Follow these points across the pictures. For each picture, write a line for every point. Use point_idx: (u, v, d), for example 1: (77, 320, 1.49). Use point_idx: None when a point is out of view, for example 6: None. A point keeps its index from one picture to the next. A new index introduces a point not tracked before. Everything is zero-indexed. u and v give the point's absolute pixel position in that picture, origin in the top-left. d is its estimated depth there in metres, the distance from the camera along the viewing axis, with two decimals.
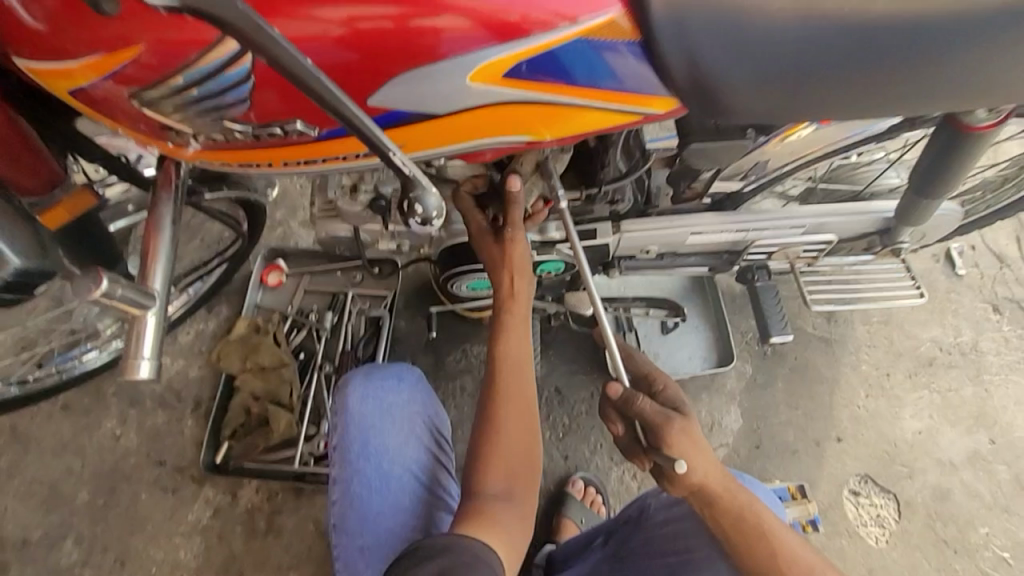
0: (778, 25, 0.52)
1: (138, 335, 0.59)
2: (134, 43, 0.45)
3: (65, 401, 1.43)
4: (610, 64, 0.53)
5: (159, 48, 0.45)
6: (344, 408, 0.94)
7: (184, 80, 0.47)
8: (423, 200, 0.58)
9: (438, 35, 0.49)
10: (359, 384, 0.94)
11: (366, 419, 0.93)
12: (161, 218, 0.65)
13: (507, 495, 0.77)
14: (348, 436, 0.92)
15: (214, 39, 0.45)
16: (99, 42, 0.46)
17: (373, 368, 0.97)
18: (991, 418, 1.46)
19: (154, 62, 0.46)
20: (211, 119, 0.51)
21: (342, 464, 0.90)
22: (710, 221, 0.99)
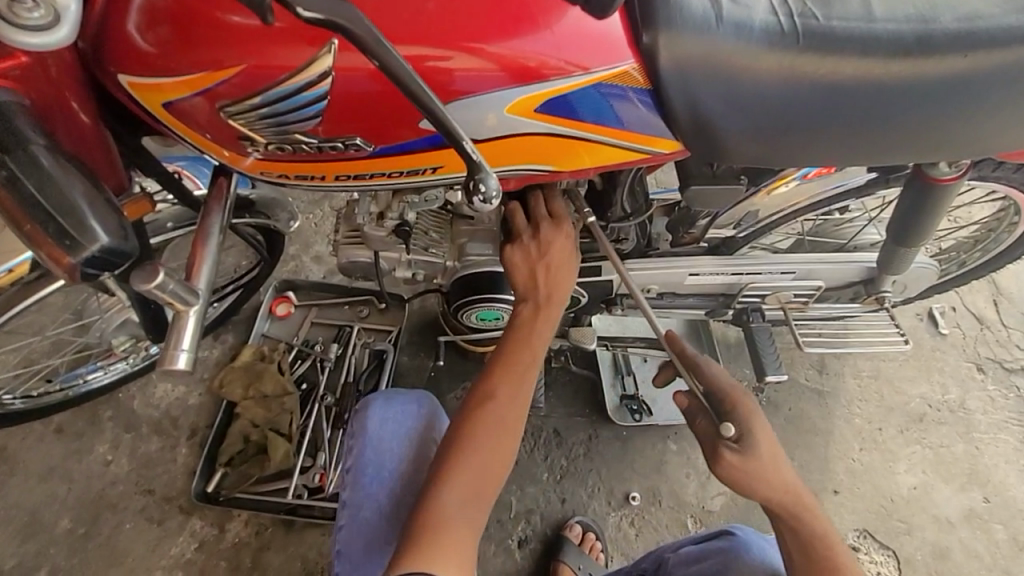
0: (768, 81, 0.58)
1: (180, 329, 0.63)
2: (234, 64, 0.52)
3: (59, 423, 1.42)
4: (627, 109, 0.61)
5: (250, 70, 0.52)
6: (361, 430, 0.91)
7: (264, 98, 0.53)
8: (484, 182, 0.51)
9: (450, 75, 0.56)
10: (380, 408, 0.92)
11: (383, 444, 0.90)
12: (210, 225, 0.71)
13: (467, 512, 0.72)
14: (363, 458, 0.89)
15: (299, 65, 0.51)
16: (200, 64, 0.52)
17: (395, 392, 0.95)
18: (984, 476, 1.48)
19: (243, 82, 0.52)
20: (280, 134, 0.56)
21: (354, 488, 0.88)
22: (707, 264, 1.07)
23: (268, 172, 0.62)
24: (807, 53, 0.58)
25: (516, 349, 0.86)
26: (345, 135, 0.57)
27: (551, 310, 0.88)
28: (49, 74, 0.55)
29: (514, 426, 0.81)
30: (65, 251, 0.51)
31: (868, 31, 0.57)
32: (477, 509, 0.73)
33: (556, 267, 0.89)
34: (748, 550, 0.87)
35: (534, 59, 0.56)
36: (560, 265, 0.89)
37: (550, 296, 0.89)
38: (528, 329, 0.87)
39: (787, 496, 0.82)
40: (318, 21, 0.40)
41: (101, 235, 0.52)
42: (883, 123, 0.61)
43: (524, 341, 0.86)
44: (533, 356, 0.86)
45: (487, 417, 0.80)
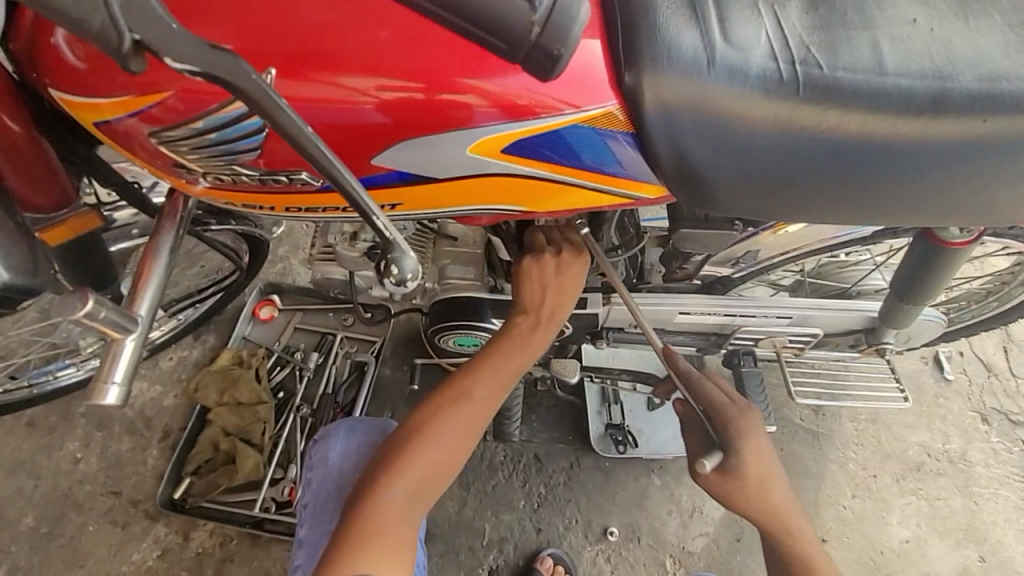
0: (762, 133, 0.53)
1: (113, 361, 0.58)
2: (166, 87, 0.47)
3: (31, 416, 1.39)
4: (607, 153, 0.56)
5: (186, 95, 0.47)
6: (322, 462, 0.88)
7: (203, 124, 0.49)
8: (399, 262, 0.48)
9: (469, 110, 0.51)
10: (340, 440, 0.89)
11: (344, 476, 0.87)
12: (160, 245, 0.67)
13: (406, 518, 0.71)
14: (323, 493, 0.86)
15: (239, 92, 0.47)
16: (132, 84, 0.48)
17: (357, 423, 0.91)
18: (981, 533, 1.41)
19: (179, 107, 0.48)
20: (223, 162, 0.52)
21: (314, 525, 0.85)
22: (699, 303, 1.01)
23: (214, 199, 0.57)
24: (807, 105, 0.52)
25: (500, 362, 0.83)
26: (291, 168, 0.52)
27: (548, 332, 0.86)
28: None
29: (475, 437, 0.79)
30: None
31: (876, 85, 0.52)
32: (414, 512, 0.72)
33: (566, 289, 0.86)
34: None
35: (505, 95, 0.51)
36: (571, 288, 0.86)
37: (551, 317, 0.86)
38: (517, 340, 0.85)
39: (773, 511, 0.84)
40: (188, 72, 0.37)
41: (0, 271, 0.55)
42: (887, 185, 0.55)
43: (506, 353, 0.84)
44: (514, 368, 0.84)
45: (455, 420, 0.78)
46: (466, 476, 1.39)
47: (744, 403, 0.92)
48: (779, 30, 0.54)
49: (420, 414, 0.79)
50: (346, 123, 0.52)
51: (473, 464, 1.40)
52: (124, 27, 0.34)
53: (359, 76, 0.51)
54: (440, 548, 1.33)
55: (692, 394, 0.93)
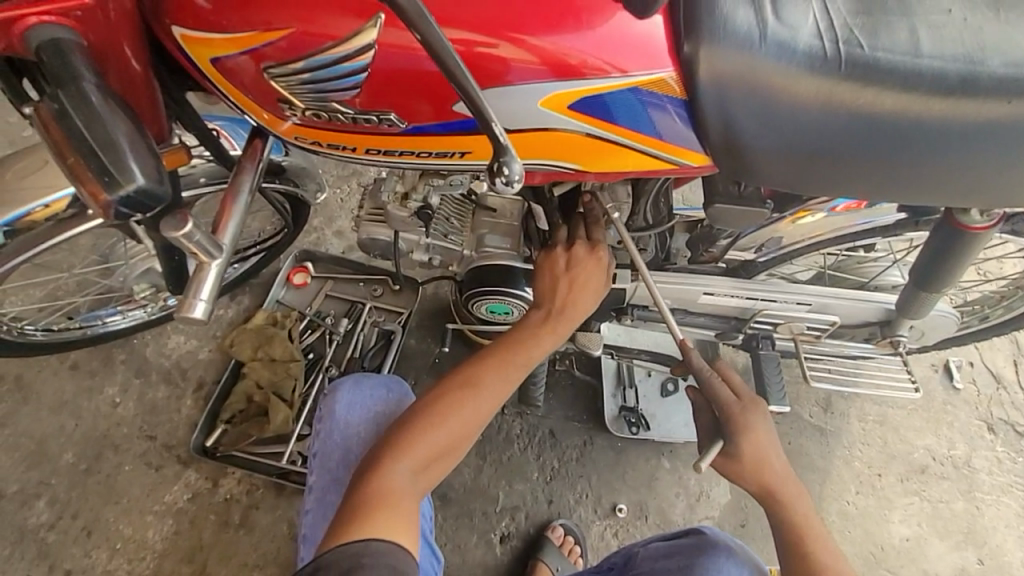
0: (803, 105, 0.58)
1: (200, 280, 0.65)
2: (283, 27, 0.54)
3: (75, 360, 1.47)
4: (660, 118, 0.61)
5: (299, 36, 0.54)
6: (329, 414, 0.94)
7: (309, 63, 0.55)
8: (508, 165, 0.50)
9: (505, 64, 0.57)
10: (347, 392, 0.95)
11: (350, 427, 0.93)
12: (241, 185, 0.73)
13: (413, 492, 0.74)
14: (331, 443, 0.93)
15: (346, 35, 0.53)
16: (252, 23, 0.54)
17: (363, 376, 0.97)
18: (981, 537, 1.45)
19: (290, 47, 0.54)
20: (321, 101, 0.58)
21: (322, 472, 0.92)
22: (723, 284, 1.06)
23: (302, 137, 0.64)
24: (847, 81, 0.57)
25: (510, 352, 0.86)
26: (380, 109, 0.58)
27: (561, 324, 0.90)
28: (108, 18, 0.57)
29: (482, 421, 0.81)
30: (101, 187, 0.50)
31: (912, 66, 0.57)
32: (420, 486, 0.76)
33: (577, 283, 0.90)
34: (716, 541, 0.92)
35: (574, 56, 0.57)
36: (584, 284, 0.91)
37: (562, 308, 0.90)
38: (527, 332, 0.89)
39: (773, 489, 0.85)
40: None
41: (137, 175, 0.50)
42: (913, 160, 0.60)
43: (517, 343, 0.87)
44: (526, 357, 0.87)
45: (464, 400, 0.81)
46: (483, 446, 1.44)
47: (753, 396, 0.93)
48: (825, 11, 0.59)
49: (429, 397, 0.81)
50: None
51: (490, 434, 1.46)
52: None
53: (446, 29, 0.56)
54: (455, 512, 1.38)
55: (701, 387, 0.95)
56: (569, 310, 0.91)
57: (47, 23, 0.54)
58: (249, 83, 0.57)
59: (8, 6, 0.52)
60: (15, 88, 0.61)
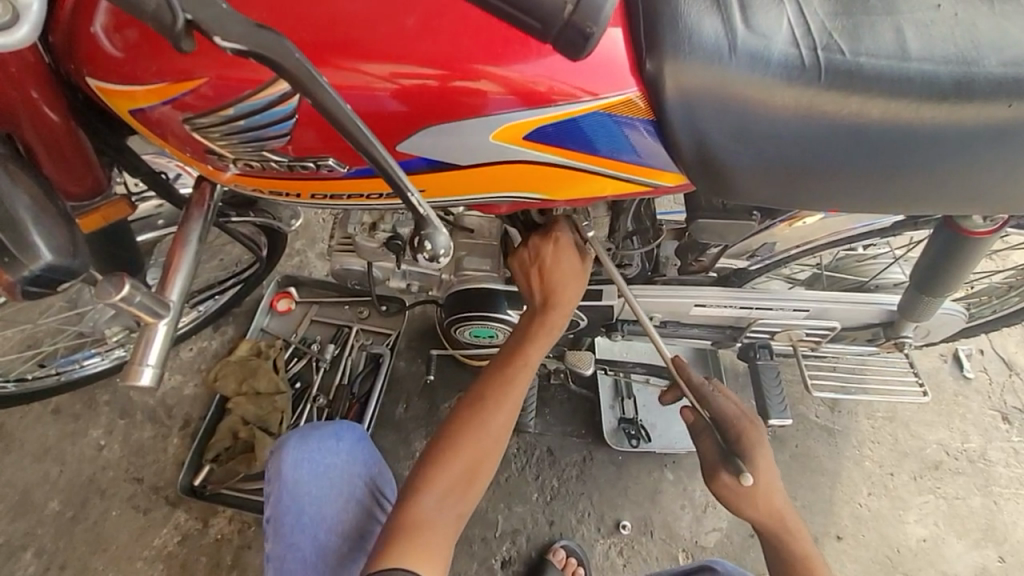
0: (781, 118, 0.53)
1: (147, 343, 0.60)
2: (198, 76, 0.49)
3: (57, 404, 1.43)
4: (628, 139, 0.56)
5: (218, 83, 0.49)
6: (274, 477, 0.87)
7: (234, 111, 0.50)
8: (431, 239, 0.47)
9: (485, 98, 0.52)
10: (293, 448, 0.88)
11: (300, 486, 0.87)
12: (189, 232, 0.68)
13: (444, 521, 0.73)
14: (278, 508, 0.85)
15: (268, 79, 0.48)
16: (166, 72, 0.49)
17: (309, 429, 0.91)
18: (1000, 533, 1.39)
19: (211, 94, 0.49)
20: (254, 149, 0.53)
21: (275, 540, 0.83)
22: (715, 295, 1.01)
23: (242, 184, 0.59)
24: (828, 91, 0.52)
25: (518, 365, 0.84)
26: (317, 154, 0.53)
27: (551, 316, 0.86)
28: (9, 71, 0.52)
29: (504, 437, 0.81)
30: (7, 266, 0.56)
31: (899, 70, 0.51)
32: (453, 513, 0.74)
33: (556, 280, 0.85)
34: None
35: (525, 81, 0.52)
36: (557, 270, 0.85)
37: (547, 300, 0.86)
38: (525, 336, 0.86)
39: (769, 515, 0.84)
40: (239, 51, 0.36)
41: (43, 252, 0.56)
42: (910, 167, 0.54)
43: (521, 353, 0.85)
44: (529, 362, 0.85)
45: (475, 426, 0.79)
46: None
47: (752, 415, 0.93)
48: (801, 15, 0.54)
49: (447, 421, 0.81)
50: (382, 110, 0.53)
51: None
52: (178, 7, 0.36)
53: (385, 62, 0.51)
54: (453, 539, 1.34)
55: (704, 407, 0.94)
56: (557, 303, 0.86)
57: None
58: (174, 135, 0.53)
59: None
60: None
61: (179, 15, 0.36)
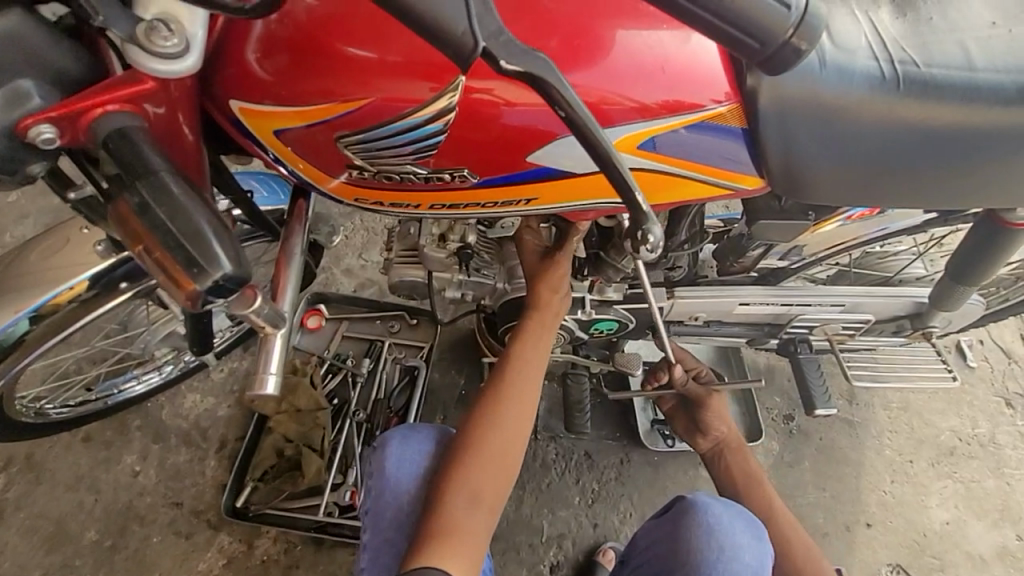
0: (862, 124, 0.59)
1: (267, 353, 0.64)
2: (361, 96, 0.53)
3: (87, 431, 1.40)
4: (726, 146, 0.62)
5: (374, 104, 0.53)
6: (380, 472, 0.90)
7: (384, 129, 0.54)
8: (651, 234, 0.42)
9: (603, 105, 0.56)
10: (396, 448, 0.90)
11: (400, 487, 0.88)
12: (293, 246, 0.71)
13: (470, 521, 0.77)
14: (383, 503, 0.88)
15: (428, 98, 0.52)
16: (330, 93, 0.53)
17: (412, 431, 0.92)
18: (1016, 513, 1.47)
19: (366, 114, 0.53)
20: (395, 162, 0.57)
21: (373, 533, 0.87)
22: (757, 294, 1.07)
23: (363, 198, 0.63)
24: (906, 101, 0.58)
25: (517, 371, 0.89)
26: (453, 166, 0.58)
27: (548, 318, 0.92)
28: (171, 97, 0.52)
29: (520, 436, 0.85)
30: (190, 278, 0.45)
31: (969, 79, 0.58)
32: (481, 519, 0.78)
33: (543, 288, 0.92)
34: (695, 511, 0.87)
35: (646, 96, 0.57)
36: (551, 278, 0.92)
37: (545, 306, 0.92)
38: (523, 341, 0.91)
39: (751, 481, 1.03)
40: None
41: (225, 262, 0.46)
42: (972, 165, 0.61)
43: (520, 356, 0.90)
44: (532, 365, 0.90)
45: (489, 431, 0.84)
46: (522, 476, 1.42)
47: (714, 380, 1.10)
48: (876, 34, 0.60)
49: (457, 430, 0.85)
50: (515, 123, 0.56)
51: (527, 463, 1.43)
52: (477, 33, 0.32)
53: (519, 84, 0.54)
54: (501, 547, 1.36)
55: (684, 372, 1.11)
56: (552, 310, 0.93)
57: (110, 112, 0.49)
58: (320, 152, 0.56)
59: (70, 101, 0.48)
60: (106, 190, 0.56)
61: (479, 41, 0.32)
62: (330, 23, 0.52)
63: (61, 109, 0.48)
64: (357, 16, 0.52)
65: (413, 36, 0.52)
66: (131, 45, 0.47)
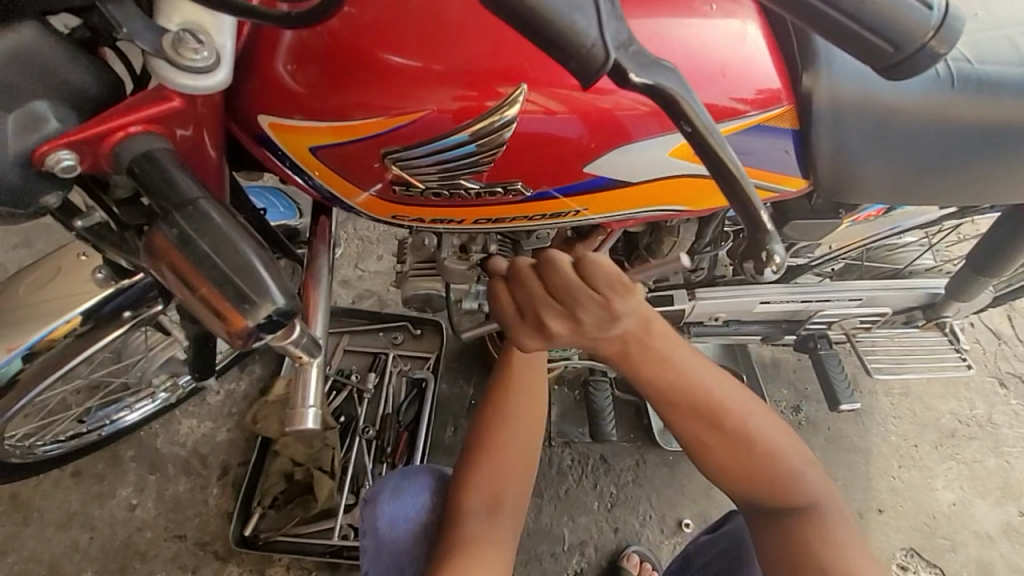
0: (913, 122, 0.59)
1: (304, 385, 0.59)
2: (410, 111, 0.49)
3: (77, 466, 1.31)
4: (781, 149, 0.60)
5: (426, 118, 0.50)
6: (374, 529, 0.87)
7: (437, 145, 0.51)
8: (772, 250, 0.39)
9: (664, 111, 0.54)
10: (388, 504, 0.88)
11: (398, 544, 0.86)
12: (319, 268, 0.66)
13: (489, 527, 0.76)
14: (382, 561, 0.86)
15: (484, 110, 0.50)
16: (373, 106, 0.49)
17: (403, 481, 0.90)
18: (1017, 490, 1.52)
19: (417, 128, 0.50)
20: (446, 179, 0.54)
21: None
22: (777, 292, 1.06)
23: (401, 214, 0.59)
24: (956, 98, 0.59)
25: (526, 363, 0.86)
26: (506, 180, 0.56)
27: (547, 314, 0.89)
28: (197, 111, 0.48)
29: (538, 431, 0.83)
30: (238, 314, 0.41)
31: (1012, 77, 0.59)
32: (503, 525, 0.77)
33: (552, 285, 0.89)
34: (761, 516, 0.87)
35: (701, 100, 0.54)
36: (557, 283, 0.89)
37: None
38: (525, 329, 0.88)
39: (704, 435, 0.69)
40: None
41: (276, 294, 0.41)
42: (1013, 160, 0.62)
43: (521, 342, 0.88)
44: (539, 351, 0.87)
45: (503, 431, 0.82)
46: (539, 484, 1.40)
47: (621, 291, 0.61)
48: None
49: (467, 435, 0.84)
50: (570, 134, 0.53)
51: (543, 471, 1.41)
52: (609, 45, 0.29)
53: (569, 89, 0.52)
54: (523, 558, 1.34)
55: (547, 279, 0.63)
56: None
57: (134, 134, 0.45)
58: (364, 169, 0.53)
59: (91, 124, 0.44)
60: (125, 222, 0.52)
61: (610, 54, 0.29)
62: (372, 30, 0.48)
63: (83, 132, 0.44)
64: (402, 24, 0.49)
65: (462, 46, 0.49)
66: (156, 59, 0.42)
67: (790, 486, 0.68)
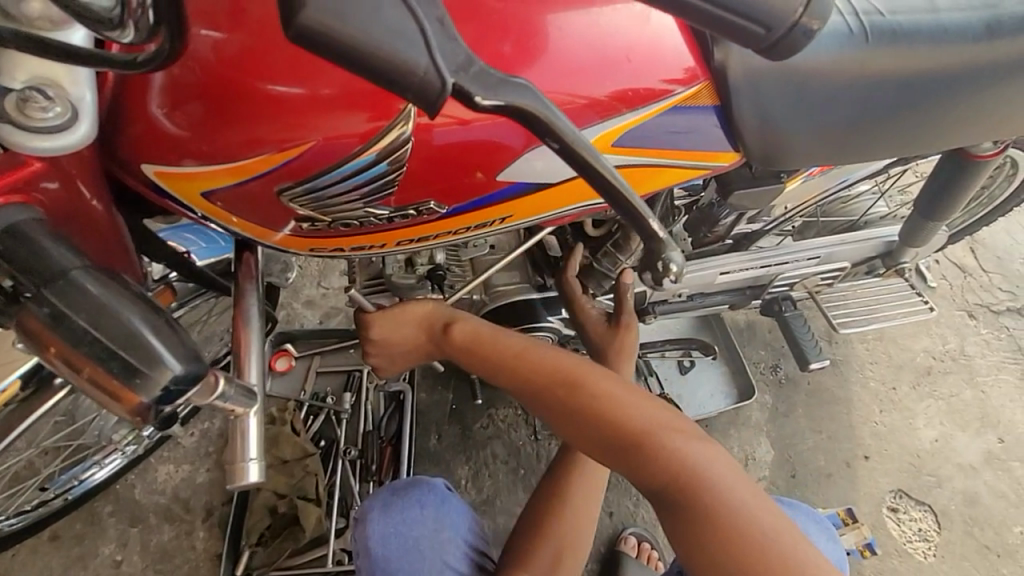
0: (834, 83, 0.58)
1: (243, 437, 0.56)
2: (300, 141, 0.46)
3: (53, 530, 1.27)
4: (703, 127, 0.58)
5: (319, 146, 0.47)
6: (365, 551, 0.85)
7: (337, 172, 0.48)
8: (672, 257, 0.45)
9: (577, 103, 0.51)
10: (378, 521, 0.85)
11: (391, 563, 0.84)
12: (249, 311, 0.62)
13: None
14: None
15: (379, 130, 0.47)
16: (261, 141, 0.46)
17: (392, 497, 0.88)
18: (994, 418, 1.56)
19: (312, 157, 0.47)
20: (356, 207, 0.51)
21: None
22: (737, 261, 1.05)
23: (319, 247, 0.56)
24: (876, 52, 0.58)
25: None
26: (418, 200, 0.53)
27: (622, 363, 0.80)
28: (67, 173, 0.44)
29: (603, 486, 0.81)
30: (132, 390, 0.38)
31: (926, 27, 0.59)
32: None
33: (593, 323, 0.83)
34: None
35: (612, 89, 0.52)
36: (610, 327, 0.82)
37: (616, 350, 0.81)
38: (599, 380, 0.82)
39: (549, 415, 0.69)
40: None
41: (171, 360, 0.38)
42: (940, 108, 0.61)
43: None
44: None
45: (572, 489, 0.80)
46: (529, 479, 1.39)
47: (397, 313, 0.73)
48: None
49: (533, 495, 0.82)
50: (482, 141, 0.51)
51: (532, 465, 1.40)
52: (443, 70, 0.29)
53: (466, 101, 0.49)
54: None
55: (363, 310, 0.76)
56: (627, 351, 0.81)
57: None
58: (264, 208, 0.50)
59: None
60: None
61: (446, 80, 0.30)
62: (247, 59, 0.45)
63: None
64: (278, 48, 0.45)
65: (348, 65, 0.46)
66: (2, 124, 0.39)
67: (650, 461, 0.61)
